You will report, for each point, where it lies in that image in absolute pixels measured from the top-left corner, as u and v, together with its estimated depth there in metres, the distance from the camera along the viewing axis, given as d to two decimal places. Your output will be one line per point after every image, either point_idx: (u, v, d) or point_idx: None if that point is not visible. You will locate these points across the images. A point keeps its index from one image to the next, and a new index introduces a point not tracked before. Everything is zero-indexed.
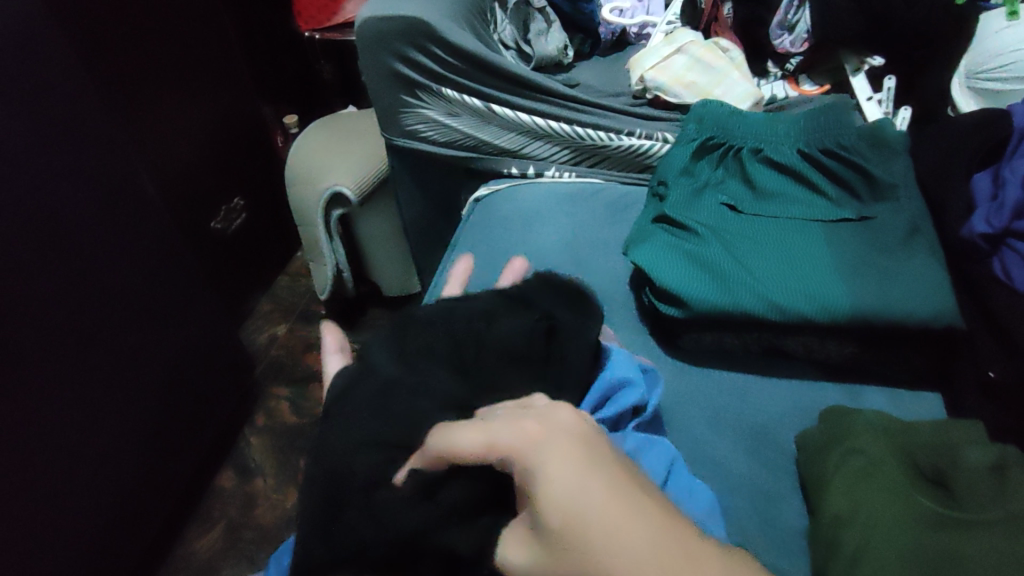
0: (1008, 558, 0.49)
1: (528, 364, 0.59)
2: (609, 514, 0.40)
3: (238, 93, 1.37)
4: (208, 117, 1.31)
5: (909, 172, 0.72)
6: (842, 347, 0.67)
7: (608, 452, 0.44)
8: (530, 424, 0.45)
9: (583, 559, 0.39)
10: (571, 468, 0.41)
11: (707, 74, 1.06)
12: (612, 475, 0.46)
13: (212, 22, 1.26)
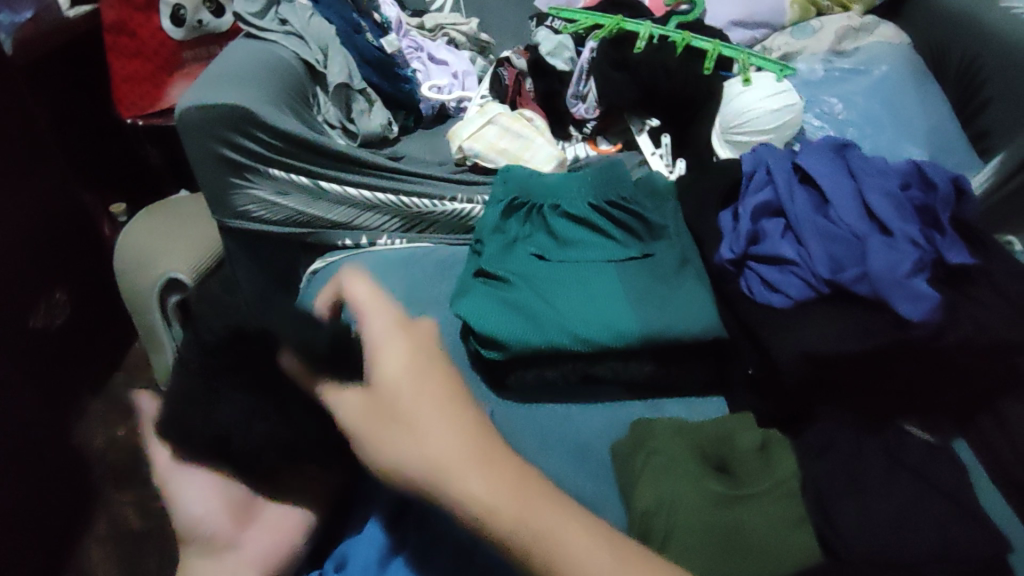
0: (771, 522, 0.60)
1: (372, 383, 0.45)
2: (541, 530, 0.40)
3: (55, 181, 1.31)
4: (23, 210, 1.23)
5: (675, 212, 0.87)
6: (642, 366, 0.76)
7: (511, 463, 0.41)
8: (445, 438, 0.41)
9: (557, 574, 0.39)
10: (478, 482, 0.40)
11: (516, 142, 1.20)
12: (520, 501, 0.40)
13: (24, 113, 1.21)
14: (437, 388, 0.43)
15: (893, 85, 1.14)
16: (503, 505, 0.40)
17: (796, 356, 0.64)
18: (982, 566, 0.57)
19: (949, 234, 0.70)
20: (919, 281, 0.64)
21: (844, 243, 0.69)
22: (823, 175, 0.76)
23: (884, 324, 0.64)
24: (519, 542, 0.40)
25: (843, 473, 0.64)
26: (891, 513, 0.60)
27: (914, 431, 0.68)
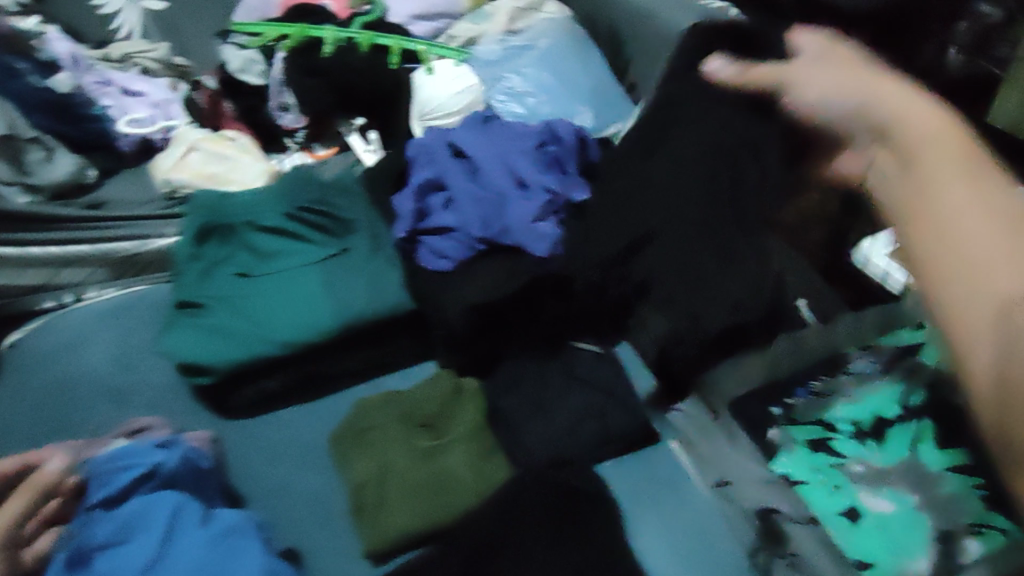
0: (469, 460, 0.69)
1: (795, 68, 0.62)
2: (952, 201, 0.44)
3: None
4: None
5: (364, 206, 0.93)
6: (354, 353, 0.82)
7: (999, 183, 0.45)
8: (909, 104, 0.50)
9: (935, 225, 0.44)
10: (961, 185, 0.44)
11: (222, 164, 1.19)
12: (968, 177, 0.45)
13: None
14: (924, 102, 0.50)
15: (556, 54, 1.25)
16: (957, 143, 0.47)
17: (464, 308, 0.75)
18: (631, 440, 0.72)
19: (574, 177, 0.85)
20: (547, 223, 0.80)
21: (489, 203, 0.80)
22: (472, 145, 0.86)
23: (527, 266, 0.78)
24: (938, 212, 0.44)
25: (528, 399, 0.74)
26: (563, 423, 0.71)
27: (585, 346, 0.79)
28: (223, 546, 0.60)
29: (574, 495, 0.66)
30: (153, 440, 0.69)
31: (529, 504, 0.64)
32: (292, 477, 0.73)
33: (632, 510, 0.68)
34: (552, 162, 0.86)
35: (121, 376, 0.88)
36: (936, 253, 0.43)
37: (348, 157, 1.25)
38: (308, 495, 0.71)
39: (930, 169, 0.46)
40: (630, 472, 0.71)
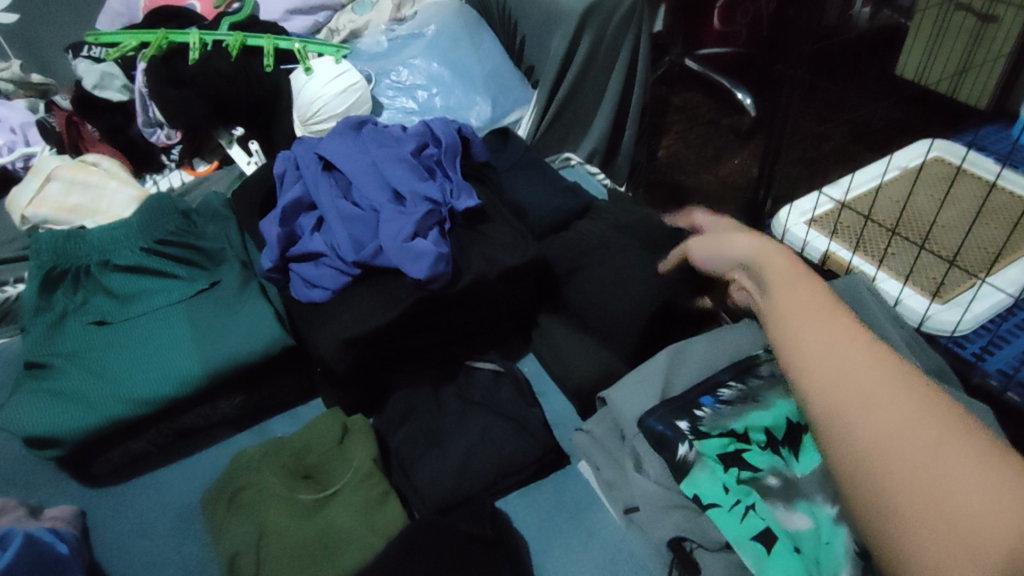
0: (356, 510, 0.62)
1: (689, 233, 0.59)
2: (851, 383, 0.35)
3: None
4: None
5: (235, 233, 0.85)
6: (231, 401, 0.74)
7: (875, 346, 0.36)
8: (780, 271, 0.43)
9: (835, 422, 0.35)
10: (839, 349, 0.36)
11: (86, 194, 1.07)
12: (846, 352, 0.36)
13: None
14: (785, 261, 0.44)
15: (445, 41, 1.17)
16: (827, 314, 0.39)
17: (338, 345, 0.65)
18: (535, 466, 0.66)
19: (458, 183, 0.76)
20: (425, 239, 0.67)
21: (363, 221, 0.71)
22: (341, 157, 0.76)
23: (405, 290, 0.67)
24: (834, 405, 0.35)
25: (420, 432, 0.68)
26: (459, 455, 0.65)
27: (483, 364, 0.75)
28: None
29: (479, 539, 0.59)
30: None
31: (430, 557, 0.57)
32: (168, 550, 0.66)
33: (540, 543, 0.63)
34: (433, 168, 0.77)
35: None
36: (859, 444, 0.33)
37: (229, 172, 1.16)
38: (185, 569, 0.65)
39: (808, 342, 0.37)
40: (536, 499, 0.66)
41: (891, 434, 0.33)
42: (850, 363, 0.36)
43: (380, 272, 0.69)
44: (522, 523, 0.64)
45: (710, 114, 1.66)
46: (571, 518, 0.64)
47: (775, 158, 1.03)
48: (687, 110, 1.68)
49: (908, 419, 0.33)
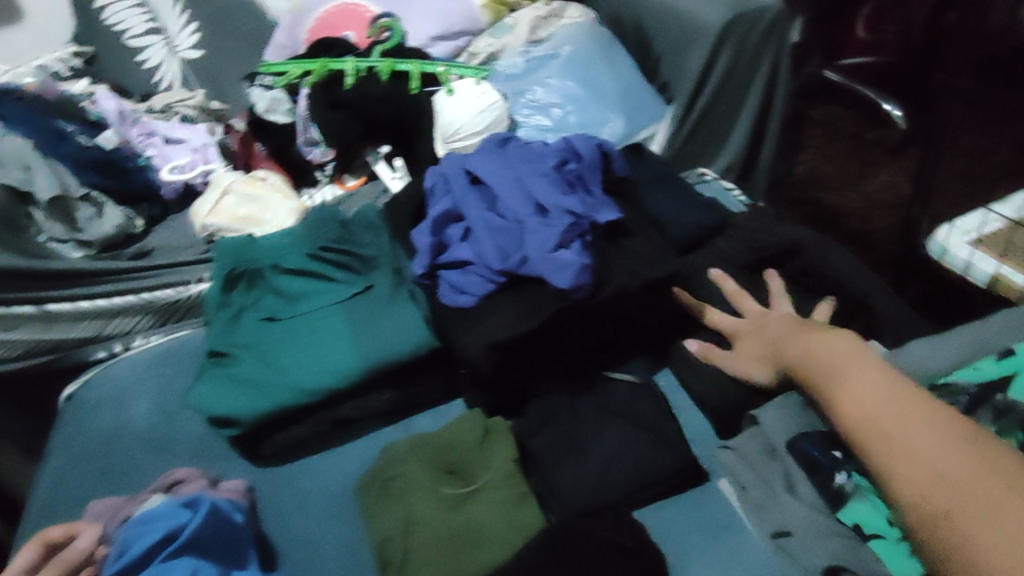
0: (498, 507, 0.66)
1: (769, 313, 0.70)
2: (929, 459, 0.46)
3: None
4: None
5: (390, 240, 0.91)
6: (383, 396, 0.80)
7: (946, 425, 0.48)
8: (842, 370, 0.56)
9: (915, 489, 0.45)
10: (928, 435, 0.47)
11: (254, 205, 1.19)
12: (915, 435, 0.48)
13: None
14: (834, 354, 0.58)
15: (580, 61, 1.19)
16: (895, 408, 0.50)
17: (484, 348, 0.69)
18: (674, 477, 0.66)
19: (599, 196, 0.78)
20: (568, 250, 0.70)
21: (508, 231, 0.75)
22: (489, 173, 0.81)
23: (549, 298, 0.70)
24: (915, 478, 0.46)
25: (560, 437, 0.71)
26: (598, 463, 0.67)
27: (620, 376, 0.76)
28: None
29: (616, 546, 0.60)
30: (176, 500, 0.67)
31: (572, 559, 0.59)
32: (325, 531, 0.72)
33: (678, 556, 0.63)
34: (575, 183, 0.80)
35: (162, 427, 0.89)
36: (931, 498, 0.44)
37: (377, 187, 1.24)
38: (339, 549, 0.70)
39: (893, 433, 0.49)
40: (672, 511, 0.66)
41: (948, 486, 0.44)
42: (916, 430, 0.48)
43: (524, 280, 0.73)
44: (657, 533, 0.65)
45: (852, 127, 1.60)
46: (709, 533, 0.64)
47: (932, 173, 0.96)
48: (828, 124, 1.63)
49: (964, 483, 0.44)
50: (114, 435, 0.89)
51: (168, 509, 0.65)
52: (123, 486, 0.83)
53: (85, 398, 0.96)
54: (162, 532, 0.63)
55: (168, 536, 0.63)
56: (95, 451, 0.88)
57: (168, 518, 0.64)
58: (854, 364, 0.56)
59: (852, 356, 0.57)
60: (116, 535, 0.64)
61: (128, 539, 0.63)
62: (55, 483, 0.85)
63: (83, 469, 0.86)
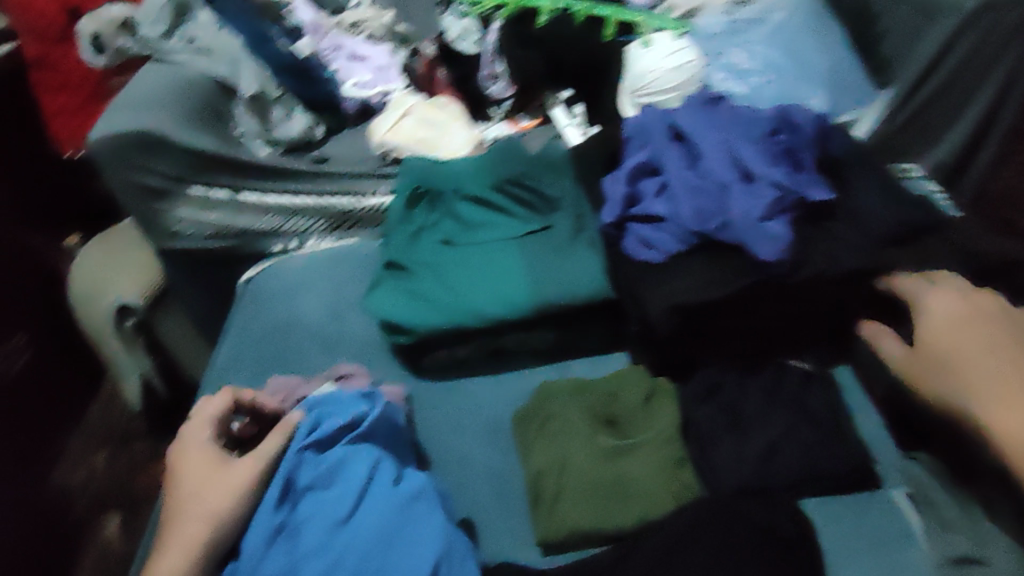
0: (656, 469, 0.65)
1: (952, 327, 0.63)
2: None
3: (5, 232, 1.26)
4: None
5: (572, 184, 0.90)
6: (545, 336, 0.81)
7: None
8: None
9: None
10: None
11: (432, 130, 1.23)
12: None
13: None
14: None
15: (791, 29, 1.12)
16: None
17: (666, 308, 0.67)
18: (847, 477, 0.63)
19: (809, 172, 0.74)
20: (776, 222, 0.68)
21: (710, 193, 0.71)
22: (694, 130, 0.78)
23: (746, 266, 0.68)
24: None
25: (723, 413, 0.67)
26: (764, 444, 0.64)
27: (796, 363, 0.72)
28: (406, 510, 0.61)
29: (778, 534, 0.59)
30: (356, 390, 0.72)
31: (732, 536, 0.58)
32: (477, 452, 0.75)
33: (839, 559, 0.60)
34: (785, 154, 0.75)
35: (329, 324, 0.95)
36: None
37: (549, 131, 1.25)
38: (489, 473, 0.73)
39: None
40: (837, 511, 0.63)
41: None
42: None
43: (719, 245, 0.71)
44: (820, 530, 0.62)
45: None
46: (877, 542, 0.60)
47: None
48: None
49: None
50: (286, 323, 0.96)
51: (352, 398, 0.70)
52: (293, 370, 0.90)
53: (264, 284, 1.04)
54: (350, 417, 0.67)
55: (353, 422, 0.68)
56: (268, 333, 0.95)
57: (356, 407, 0.68)
58: (1014, 386, 0.57)
59: (1016, 362, 0.59)
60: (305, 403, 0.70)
61: (319, 416, 0.67)
62: (235, 355, 0.94)
63: (258, 348, 0.94)
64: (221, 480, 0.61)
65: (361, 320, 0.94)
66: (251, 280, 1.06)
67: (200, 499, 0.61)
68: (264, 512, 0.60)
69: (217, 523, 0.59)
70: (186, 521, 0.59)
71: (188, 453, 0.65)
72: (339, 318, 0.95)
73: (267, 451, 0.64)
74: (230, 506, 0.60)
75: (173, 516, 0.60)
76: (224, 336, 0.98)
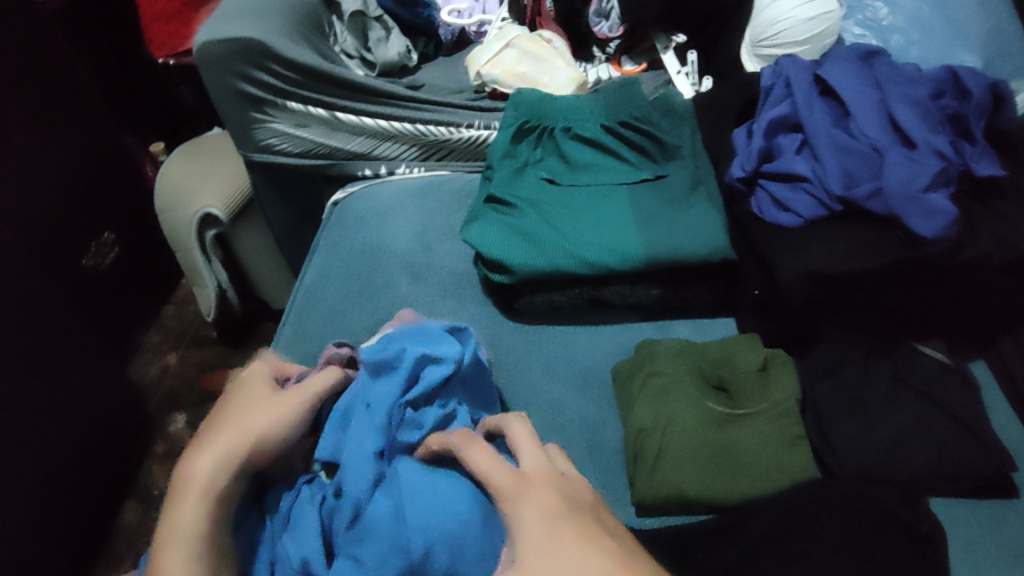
0: (767, 442, 0.61)
1: None
2: None
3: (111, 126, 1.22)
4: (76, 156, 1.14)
5: (692, 132, 0.84)
6: (649, 290, 0.77)
7: None
8: None
9: None
10: None
11: (535, 65, 1.16)
12: None
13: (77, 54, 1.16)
14: None
15: None
16: None
17: (801, 275, 0.62)
18: (979, 480, 0.58)
19: (980, 144, 0.66)
20: (939, 194, 0.61)
21: (861, 155, 0.65)
22: (846, 84, 0.71)
23: (895, 243, 0.62)
24: None
25: (844, 394, 0.63)
26: (890, 432, 0.60)
27: (928, 351, 0.65)
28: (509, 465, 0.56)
29: (902, 526, 0.55)
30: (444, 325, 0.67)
31: (853, 521, 0.54)
32: (568, 400, 0.72)
33: (963, 565, 0.56)
34: (946, 122, 0.68)
35: (419, 253, 0.92)
36: None
37: (657, 78, 1.18)
38: (580, 423, 0.70)
39: None
40: (966, 513, 0.59)
41: None
42: None
43: (867, 215, 0.64)
44: (948, 531, 0.58)
45: None
46: (1008, 553, 0.56)
47: None
48: None
49: None
50: (376, 247, 0.94)
51: (446, 338, 0.63)
52: (381, 296, 0.88)
53: (353, 206, 1.02)
54: (449, 362, 0.61)
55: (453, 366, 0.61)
56: (357, 257, 0.93)
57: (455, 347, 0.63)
58: None
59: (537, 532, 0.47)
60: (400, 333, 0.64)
61: (419, 360, 0.60)
62: (323, 275, 0.92)
63: (346, 270, 0.92)
64: (265, 406, 0.57)
65: (455, 254, 0.92)
66: (340, 201, 1.04)
67: (241, 417, 0.57)
68: (361, 451, 0.55)
69: (253, 442, 0.55)
70: (222, 433, 0.55)
71: (246, 379, 0.61)
72: (429, 249, 0.92)
73: (318, 389, 0.60)
74: (270, 428, 0.56)
75: (208, 429, 0.57)
76: (312, 254, 0.96)
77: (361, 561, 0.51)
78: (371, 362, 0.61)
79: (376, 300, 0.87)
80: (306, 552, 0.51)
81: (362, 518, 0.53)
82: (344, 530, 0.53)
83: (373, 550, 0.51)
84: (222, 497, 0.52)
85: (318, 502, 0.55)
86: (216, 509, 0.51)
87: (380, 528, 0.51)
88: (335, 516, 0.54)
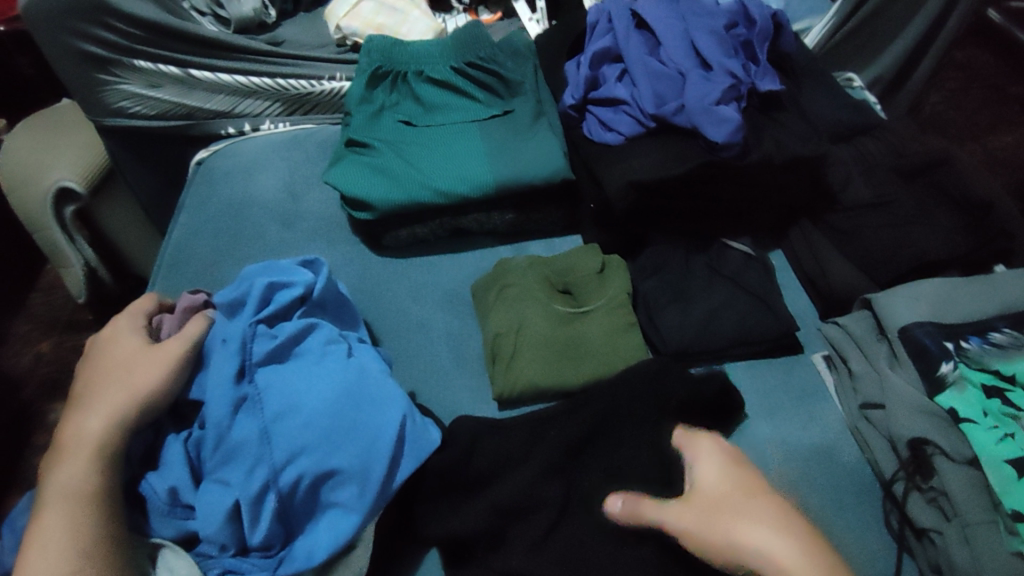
0: (607, 331, 0.70)
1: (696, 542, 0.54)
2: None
3: None
4: None
5: (535, 71, 0.91)
6: (504, 216, 0.84)
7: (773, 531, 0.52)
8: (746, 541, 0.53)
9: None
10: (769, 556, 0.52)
11: (393, 16, 1.19)
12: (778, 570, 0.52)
13: None
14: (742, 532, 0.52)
15: None
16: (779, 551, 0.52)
17: (623, 185, 0.71)
18: (774, 342, 0.70)
19: (763, 65, 0.78)
20: (728, 108, 0.71)
21: (669, 79, 0.75)
22: (657, 18, 0.80)
23: (697, 151, 0.72)
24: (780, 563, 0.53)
25: (670, 285, 0.74)
26: (704, 312, 0.70)
27: (737, 245, 0.77)
28: (366, 372, 0.60)
29: (716, 395, 0.65)
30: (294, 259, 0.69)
31: (671, 385, 0.64)
32: (437, 318, 0.79)
33: (757, 409, 0.67)
34: (740, 48, 0.79)
35: (287, 203, 0.95)
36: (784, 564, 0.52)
37: (512, 24, 1.24)
38: (448, 336, 0.77)
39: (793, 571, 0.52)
40: (760, 373, 0.70)
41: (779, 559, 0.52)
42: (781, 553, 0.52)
43: (673, 130, 0.74)
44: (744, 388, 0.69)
45: (997, 78, 1.49)
46: (795, 398, 0.68)
47: None
48: (970, 70, 1.51)
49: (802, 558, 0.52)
50: (244, 200, 0.96)
51: (294, 269, 0.66)
52: (255, 243, 0.91)
53: (215, 163, 1.02)
54: (296, 293, 0.64)
55: (301, 297, 0.65)
56: (225, 210, 0.95)
57: (303, 278, 0.66)
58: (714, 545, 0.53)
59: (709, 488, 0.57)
60: (248, 273, 0.67)
61: (270, 288, 0.64)
62: (191, 231, 0.93)
63: (213, 224, 0.94)
64: (140, 360, 0.58)
65: (324, 199, 0.95)
66: (202, 159, 1.04)
67: (121, 373, 0.57)
68: (217, 379, 0.57)
69: (139, 391, 0.56)
70: (106, 392, 0.56)
71: (114, 339, 0.61)
72: (295, 199, 0.95)
73: (193, 334, 0.61)
74: (153, 379, 0.57)
75: (89, 390, 0.57)
76: (176, 211, 0.96)
77: (228, 481, 0.53)
78: (226, 302, 0.64)
79: (248, 249, 0.90)
80: (172, 481, 0.54)
81: (227, 438, 0.55)
82: (211, 455, 0.55)
83: (239, 463, 0.54)
84: (113, 453, 0.53)
85: (183, 434, 0.56)
86: (108, 464, 0.52)
87: (245, 448, 0.54)
88: (201, 449, 0.56)
